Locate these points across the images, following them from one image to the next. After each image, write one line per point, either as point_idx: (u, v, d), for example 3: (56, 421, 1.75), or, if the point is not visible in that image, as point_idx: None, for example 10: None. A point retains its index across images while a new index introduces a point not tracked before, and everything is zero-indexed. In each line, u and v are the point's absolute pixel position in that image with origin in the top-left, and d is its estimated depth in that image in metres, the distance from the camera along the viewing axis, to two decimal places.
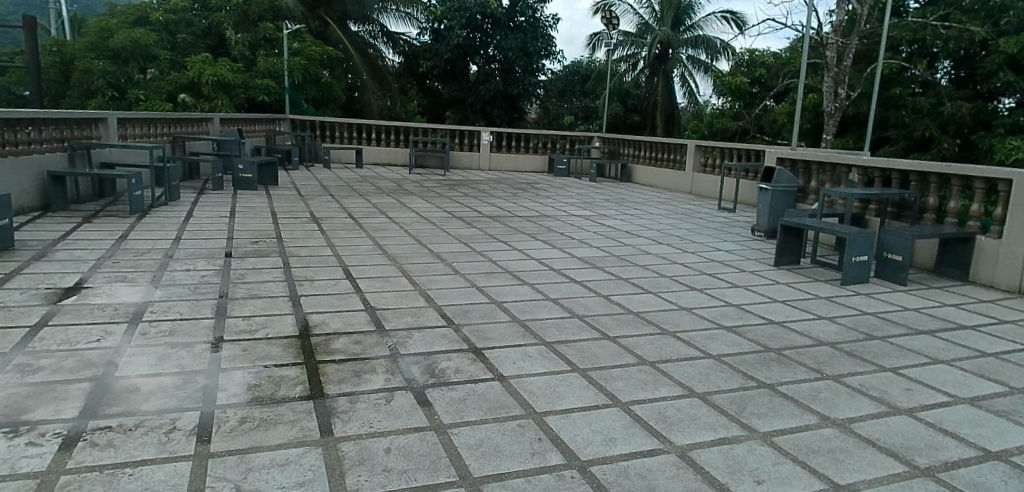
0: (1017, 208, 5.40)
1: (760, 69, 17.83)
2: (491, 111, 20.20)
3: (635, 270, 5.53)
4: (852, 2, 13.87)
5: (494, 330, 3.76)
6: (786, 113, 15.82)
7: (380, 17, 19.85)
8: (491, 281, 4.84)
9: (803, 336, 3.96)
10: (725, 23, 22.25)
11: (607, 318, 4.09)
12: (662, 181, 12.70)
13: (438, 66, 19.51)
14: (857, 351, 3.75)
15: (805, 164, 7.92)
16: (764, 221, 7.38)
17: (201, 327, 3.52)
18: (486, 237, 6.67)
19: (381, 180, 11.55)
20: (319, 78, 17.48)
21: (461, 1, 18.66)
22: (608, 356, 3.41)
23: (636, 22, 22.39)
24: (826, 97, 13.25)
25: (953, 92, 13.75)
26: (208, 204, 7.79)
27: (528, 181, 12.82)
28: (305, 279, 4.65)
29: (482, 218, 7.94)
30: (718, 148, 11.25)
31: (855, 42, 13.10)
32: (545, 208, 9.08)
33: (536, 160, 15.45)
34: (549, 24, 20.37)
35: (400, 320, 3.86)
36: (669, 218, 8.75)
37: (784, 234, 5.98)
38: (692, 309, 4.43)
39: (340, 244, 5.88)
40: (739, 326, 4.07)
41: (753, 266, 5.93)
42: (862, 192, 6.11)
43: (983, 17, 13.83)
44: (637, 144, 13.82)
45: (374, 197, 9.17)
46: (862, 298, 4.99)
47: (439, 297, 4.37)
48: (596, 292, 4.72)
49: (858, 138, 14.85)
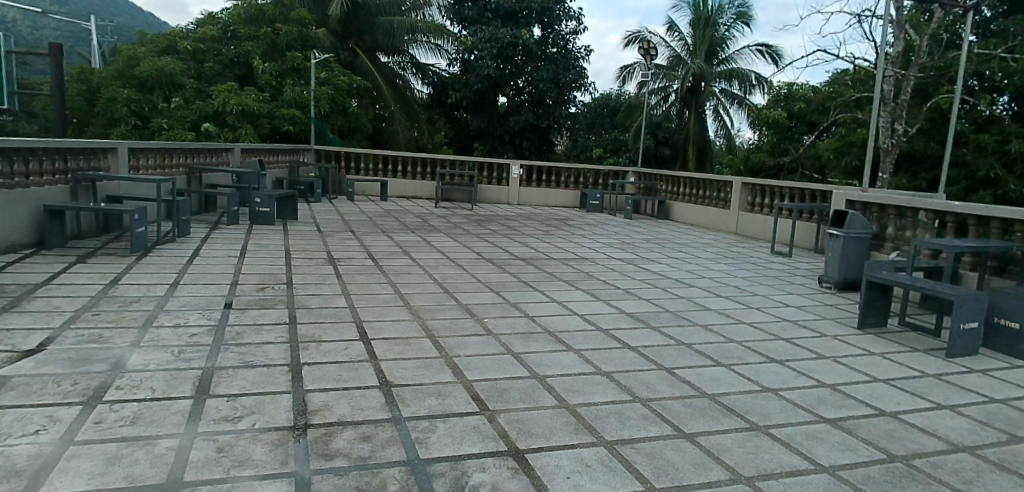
0: None
1: (800, 102, 16.92)
2: (519, 143, 19.67)
3: (698, 332, 4.69)
4: (910, 31, 12.89)
5: (539, 420, 2.99)
6: (832, 149, 14.81)
7: (410, 48, 19.48)
8: (530, 347, 4.06)
9: (932, 438, 3.12)
10: (760, 56, 21.54)
11: (677, 404, 3.29)
12: (704, 219, 11.83)
13: (467, 97, 19.01)
14: (1009, 462, 2.89)
15: (880, 207, 7.05)
16: (835, 272, 6.49)
17: (173, 413, 2.80)
18: (521, 285, 5.90)
19: (406, 214, 10.94)
20: (345, 108, 17.01)
21: (492, 31, 18.18)
22: (691, 468, 2.63)
23: (667, 56, 21.85)
24: (882, 133, 12.28)
25: (1018, 129, 12.50)
26: (218, 241, 7.18)
27: (559, 218, 12.08)
28: (312, 339, 3.93)
29: (514, 260, 7.20)
30: (768, 186, 10.34)
31: (914, 74, 12.06)
32: (582, 250, 8.28)
33: (567, 194, 14.73)
34: (581, 55, 19.88)
35: (422, 403, 3.10)
36: (719, 263, 7.91)
37: (868, 291, 5.09)
38: (780, 392, 3.59)
39: (357, 293, 5.17)
40: (847, 421, 3.25)
41: (835, 329, 5.06)
42: (962, 242, 5.18)
43: None
44: (676, 180, 13.01)
45: (397, 234, 8.52)
46: (980, 377, 4.10)
47: (469, 369, 3.60)
48: (657, 364, 3.91)
49: (913, 176, 13.75)
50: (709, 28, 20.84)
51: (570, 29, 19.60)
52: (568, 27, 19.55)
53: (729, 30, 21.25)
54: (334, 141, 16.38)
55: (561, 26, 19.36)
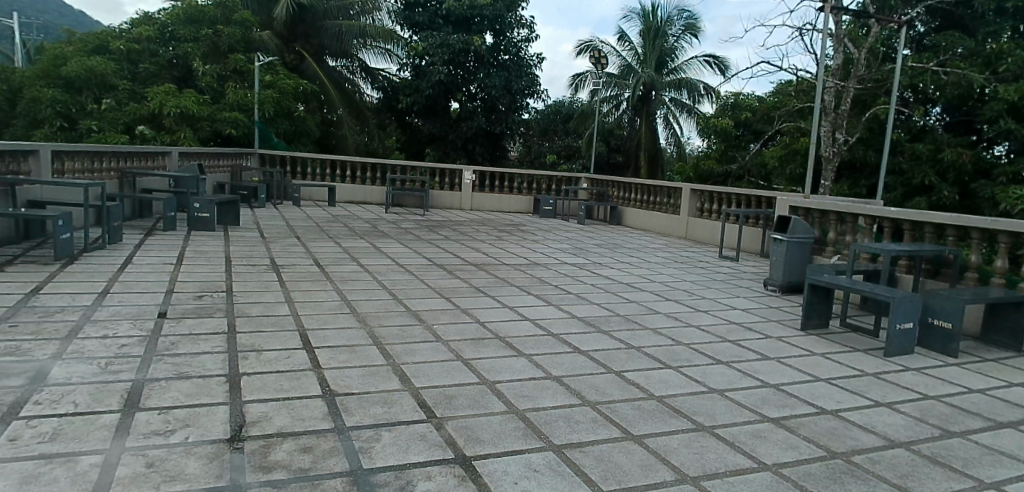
0: None
1: (746, 111, 17.38)
2: (472, 148, 19.59)
3: (647, 336, 4.74)
4: (848, 45, 13.33)
5: (487, 426, 2.95)
6: (776, 157, 15.25)
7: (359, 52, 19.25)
8: (480, 352, 4.02)
9: (870, 434, 3.22)
10: (708, 66, 22.08)
11: (626, 407, 3.30)
12: (655, 225, 12.02)
13: (418, 102, 18.84)
14: (942, 457, 3.00)
15: (822, 213, 7.30)
16: (780, 275, 6.67)
17: (98, 428, 2.65)
18: (472, 291, 5.85)
19: (355, 220, 10.73)
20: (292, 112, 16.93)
21: (444, 37, 18.10)
22: (638, 470, 2.63)
23: (618, 64, 22.13)
24: (823, 141, 12.70)
25: (951, 139, 12.97)
26: (154, 248, 6.89)
27: (512, 224, 12.07)
28: (253, 348, 3.80)
29: (466, 266, 7.14)
30: (716, 193, 10.57)
31: (853, 86, 12.51)
32: (533, 255, 8.29)
33: (520, 200, 14.77)
34: (534, 63, 19.90)
35: (367, 412, 3.01)
36: (669, 267, 8.04)
37: (811, 293, 5.23)
38: (726, 393, 3.65)
39: (302, 300, 5.04)
40: (790, 419, 3.32)
41: (779, 331, 5.19)
42: (899, 247, 5.37)
43: (982, 64, 12.56)
44: (628, 186, 13.19)
45: (344, 240, 8.35)
46: (915, 375, 4.26)
47: (417, 376, 3.53)
48: (607, 368, 3.92)
49: (854, 183, 14.28)
50: (659, 39, 21.28)
51: (523, 37, 19.61)
52: (520, 34, 19.54)
53: (679, 41, 21.70)
54: (279, 146, 15.99)
55: (513, 34, 19.34)
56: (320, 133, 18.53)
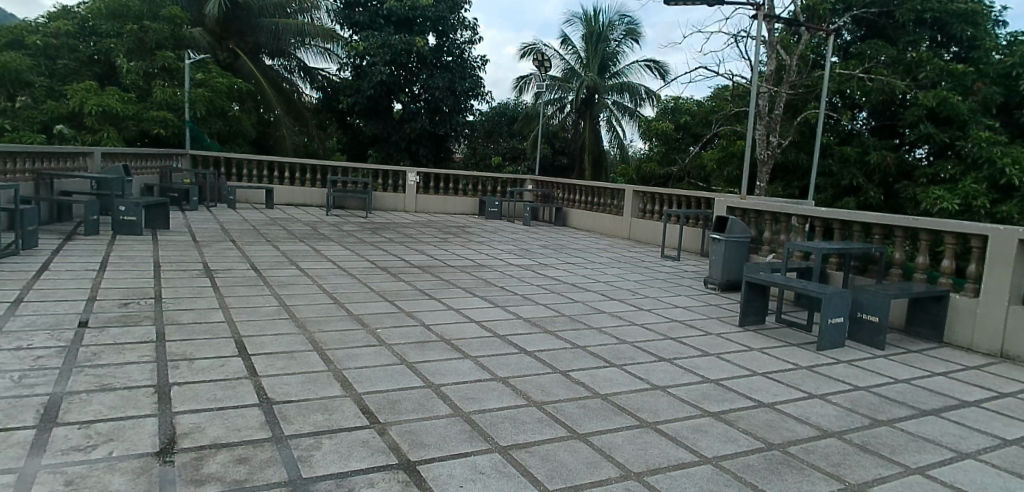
0: (992, 267, 4.99)
1: (686, 115, 17.86)
2: (416, 150, 19.39)
3: (592, 335, 4.78)
4: (780, 52, 13.85)
5: (432, 430, 2.90)
6: (715, 159, 15.72)
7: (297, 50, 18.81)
8: (425, 355, 3.97)
9: (804, 425, 3.34)
10: (649, 71, 22.61)
11: (572, 406, 3.32)
12: (600, 226, 12.18)
13: (359, 102, 18.50)
14: (870, 444, 3.15)
15: (757, 213, 7.57)
16: (718, 273, 6.87)
17: (11, 446, 2.46)
18: (417, 293, 5.77)
19: (294, 223, 10.44)
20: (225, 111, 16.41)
21: (386, 37, 17.88)
22: (583, 467, 2.64)
23: (561, 67, 22.36)
24: (758, 144, 13.15)
25: (877, 143, 13.63)
26: (74, 254, 6.51)
27: (458, 225, 12.00)
28: (184, 357, 3.63)
29: (410, 268, 7.05)
30: (657, 194, 10.80)
31: (785, 91, 13.02)
32: (479, 257, 8.26)
33: (466, 202, 14.71)
34: (478, 65, 19.87)
35: (306, 419, 2.92)
36: (613, 267, 8.16)
37: (748, 291, 5.41)
38: (668, 389, 3.72)
39: (237, 306, 4.85)
40: (729, 413, 3.41)
41: (718, 328, 5.34)
42: (829, 245, 5.60)
43: (903, 72, 13.32)
44: (572, 187, 13.34)
45: (283, 243, 8.11)
46: (845, 367, 4.46)
47: (360, 381, 3.45)
48: (553, 367, 3.93)
49: (787, 184, 14.87)
50: (601, 43, 21.64)
51: (466, 39, 19.55)
52: (463, 36, 19.47)
53: (620, 45, 22.12)
54: (211, 146, 15.40)
55: (456, 35, 19.26)
56: (256, 133, 17.96)
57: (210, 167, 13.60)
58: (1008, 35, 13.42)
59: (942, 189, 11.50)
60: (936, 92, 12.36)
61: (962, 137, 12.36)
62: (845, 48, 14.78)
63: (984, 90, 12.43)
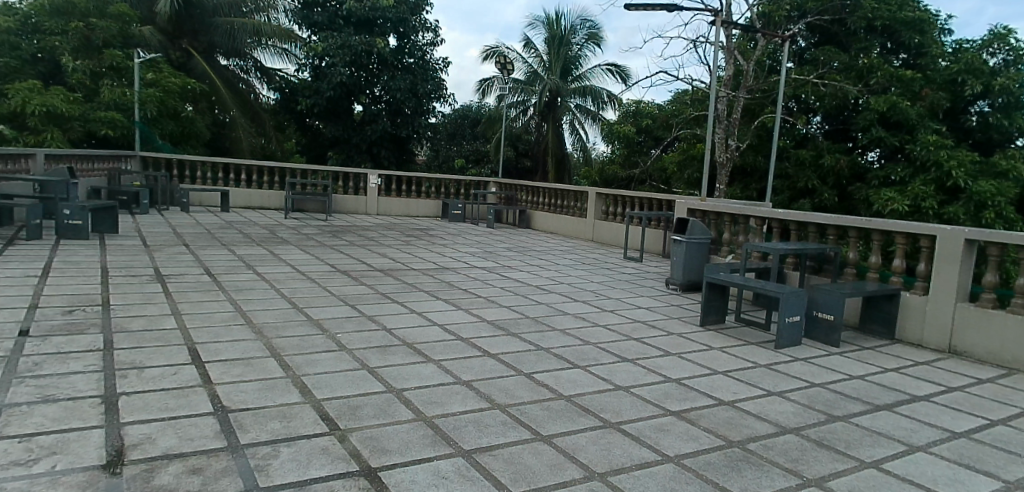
0: (941, 266, 5.17)
1: (647, 119, 18.12)
2: (377, 152, 19.18)
3: (556, 337, 4.79)
4: (737, 57, 14.15)
5: (394, 435, 2.85)
6: (675, 162, 15.97)
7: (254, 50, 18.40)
8: (387, 360, 3.91)
9: (763, 421, 3.41)
10: (610, 75, 22.86)
11: (535, 408, 3.31)
12: (563, 228, 12.23)
13: (318, 104, 18.19)
14: (826, 439, 3.22)
15: (717, 215, 7.71)
16: (680, 274, 6.97)
17: None
18: (379, 297, 5.69)
19: (251, 226, 10.19)
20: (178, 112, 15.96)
21: (345, 38, 17.65)
22: (547, 469, 2.63)
23: (524, 71, 22.43)
24: (717, 148, 13.39)
25: (830, 146, 13.99)
26: (15, 260, 6.22)
27: (420, 228, 11.90)
28: (134, 365, 3.50)
29: (372, 272, 6.95)
30: (620, 196, 10.90)
31: (742, 96, 13.30)
32: (442, 259, 8.20)
33: (429, 204, 14.62)
34: (440, 67, 19.78)
35: (264, 427, 2.84)
36: (576, 269, 8.19)
37: (708, 291, 5.50)
38: (631, 389, 3.74)
39: (190, 312, 4.70)
40: (690, 412, 3.45)
41: (680, 328, 5.40)
42: (786, 246, 5.73)
43: (854, 77, 13.77)
44: (536, 190, 13.38)
45: (240, 247, 7.91)
46: (802, 365, 4.56)
47: (320, 387, 3.38)
48: (517, 370, 3.92)
49: (746, 187, 15.18)
50: (563, 47, 21.81)
51: (427, 41, 19.44)
52: (424, 38, 19.34)
53: (582, 49, 22.31)
54: (163, 148, 14.94)
55: (417, 37, 19.12)
56: (210, 134, 17.50)
57: (162, 169, 13.18)
58: (953, 43, 13.99)
59: (893, 191, 11.90)
60: (887, 97, 12.79)
61: (911, 141, 12.83)
62: (798, 55, 15.18)
63: (931, 95, 12.93)
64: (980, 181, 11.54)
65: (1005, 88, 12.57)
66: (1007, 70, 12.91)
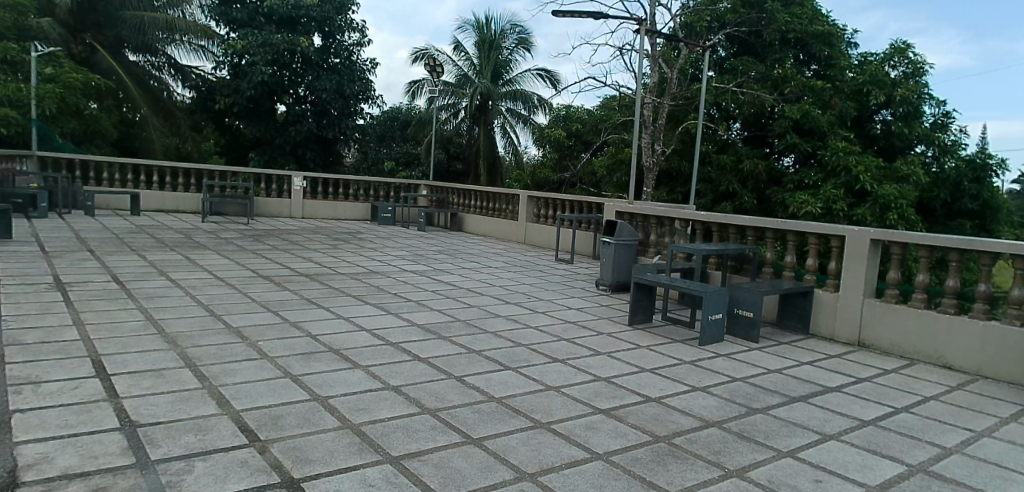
0: (851, 264, 5.49)
1: (577, 123, 18.43)
2: (302, 153, 18.68)
3: (487, 339, 4.77)
4: (661, 65, 14.58)
5: (318, 445, 2.75)
6: (605, 166, 16.31)
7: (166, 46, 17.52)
8: (312, 367, 3.78)
9: (687, 416, 3.51)
10: (540, 79, 23.14)
11: (466, 411, 3.28)
12: (495, 231, 12.25)
13: (238, 103, 17.46)
14: (746, 431, 3.35)
15: (644, 217, 7.93)
16: (609, 275, 7.11)
17: None
18: (304, 303, 5.50)
19: (165, 230, 9.66)
20: (81, 109, 14.94)
21: (266, 36, 17.06)
22: (477, 472, 2.61)
23: (454, 73, 22.38)
24: (644, 152, 13.74)
25: (749, 151, 14.64)
26: None
27: (349, 232, 11.62)
28: (28, 381, 3.22)
29: (297, 277, 6.72)
30: (550, 199, 11.01)
31: (667, 102, 13.72)
32: (371, 263, 8.04)
33: (357, 207, 14.34)
34: (368, 68, 19.42)
35: (177, 441, 2.68)
36: (508, 271, 8.22)
37: (636, 291, 5.63)
38: (562, 389, 3.77)
39: (95, 322, 4.39)
40: (618, 409, 3.51)
41: (609, 327, 5.51)
42: (709, 246, 5.95)
43: (770, 86, 14.52)
44: (467, 193, 13.36)
45: (152, 253, 7.47)
46: (725, 360, 4.73)
47: (239, 397, 3.22)
48: (447, 373, 3.88)
49: (671, 190, 15.68)
50: (493, 51, 21.90)
51: (354, 41, 19.06)
52: (351, 38, 18.96)
53: (512, 53, 22.46)
54: (63, 147, 13.98)
55: (343, 37, 18.73)
56: (118, 133, 16.50)
57: (63, 170, 12.30)
58: (859, 55, 14.94)
59: (807, 194, 12.59)
60: (799, 106, 13.51)
61: (823, 147, 13.60)
62: (719, 64, 15.84)
63: (840, 105, 13.77)
64: (884, 185, 12.38)
65: (904, 98, 13.53)
66: (905, 81, 13.92)
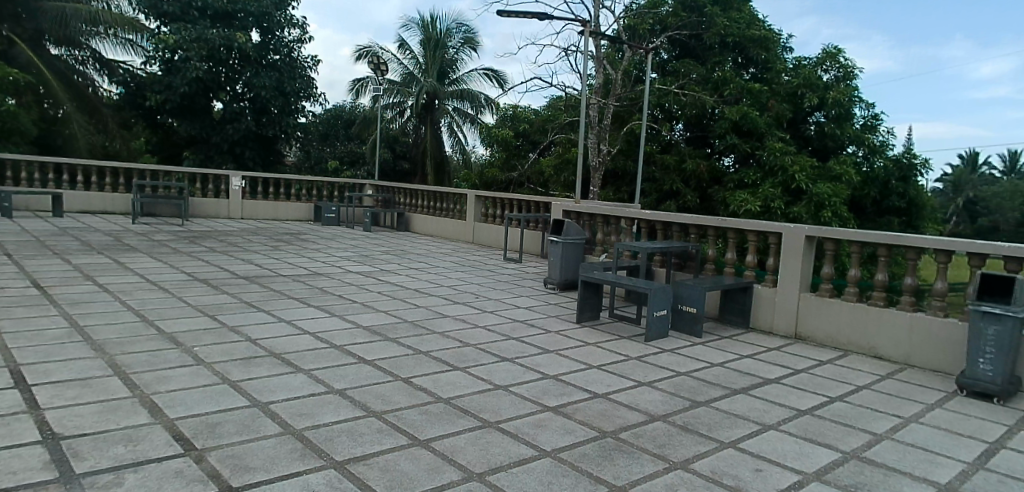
0: (787, 261, 5.69)
1: (524, 123, 18.47)
2: (240, 152, 18.11)
3: (435, 340, 4.72)
4: (606, 66, 14.77)
5: (258, 452, 2.66)
6: (552, 166, 16.42)
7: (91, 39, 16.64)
8: (252, 372, 3.65)
9: (633, 411, 3.56)
10: (487, 79, 23.12)
11: (413, 413, 3.24)
12: (443, 231, 12.18)
13: (171, 100, 16.73)
14: (690, 424, 3.43)
15: (591, 216, 8.03)
16: (557, 274, 7.16)
17: None
18: (244, 306, 5.32)
19: (92, 233, 9.17)
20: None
21: (200, 31, 16.43)
22: (424, 474, 2.57)
23: (399, 72, 22.12)
24: (590, 152, 13.90)
25: (692, 151, 15.02)
26: None
27: (291, 233, 11.32)
28: None
29: (237, 279, 6.49)
30: (498, 199, 11.01)
31: (612, 103, 13.90)
32: (314, 265, 7.84)
33: (298, 207, 14.05)
34: (309, 65, 18.96)
35: (105, 453, 2.54)
36: (456, 271, 8.17)
37: (583, 289, 5.69)
38: (510, 388, 3.76)
39: (13, 330, 4.12)
40: (566, 406, 3.54)
41: (557, 325, 5.54)
42: (654, 244, 6.06)
43: (711, 88, 14.96)
44: (414, 192, 13.23)
45: (78, 257, 7.07)
46: (670, 355, 4.83)
47: (173, 405, 3.08)
48: (394, 375, 3.82)
49: (618, 189, 15.92)
50: (439, 50, 21.75)
51: (295, 37, 18.58)
52: (291, 34, 18.50)
53: (458, 53, 22.36)
54: None
55: (283, 33, 18.23)
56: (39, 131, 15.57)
57: None
58: (793, 59, 15.54)
59: (747, 193, 13.01)
60: (738, 108, 13.93)
61: (761, 148, 14.07)
62: (662, 66, 16.17)
63: (776, 107, 14.27)
64: (818, 184, 12.91)
65: (836, 101, 14.15)
66: (836, 85, 14.55)
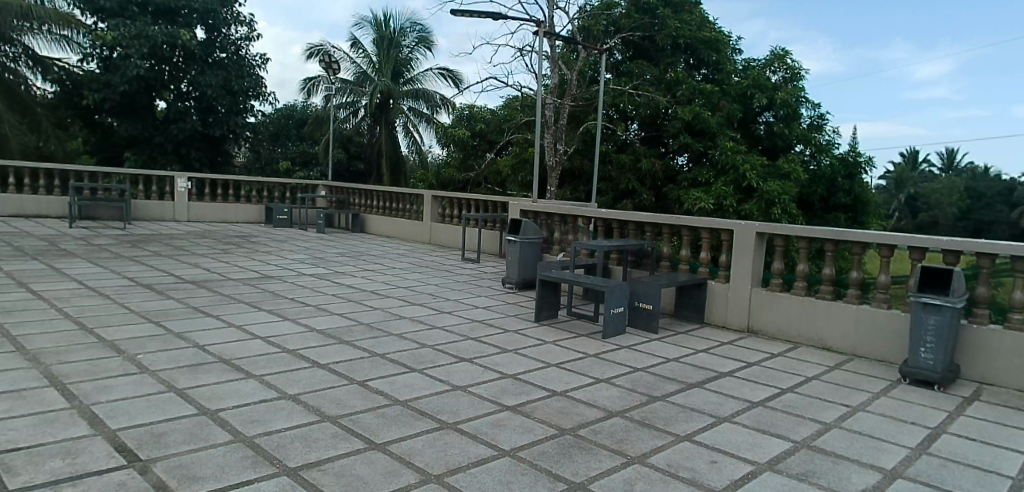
0: (739, 257, 5.83)
1: (481, 123, 18.43)
2: (186, 153, 17.59)
3: (391, 342, 4.65)
4: (560, 66, 14.87)
5: (207, 461, 2.57)
6: (509, 165, 16.44)
7: (23, 36, 15.85)
8: (200, 379, 3.53)
9: (592, 407, 3.58)
10: (443, 79, 22.98)
11: (369, 416, 3.18)
12: (399, 231, 12.05)
13: (110, 99, 16.06)
14: (647, 418, 3.47)
15: (548, 216, 8.06)
16: (515, 273, 7.16)
17: None
18: (192, 312, 5.14)
19: (26, 238, 8.73)
20: None
21: (140, 27, 15.84)
22: (380, 478, 2.52)
23: (353, 71, 21.81)
24: (546, 152, 13.97)
25: (647, 150, 15.25)
26: None
27: (242, 235, 11.01)
28: None
29: (184, 284, 6.28)
30: (455, 199, 10.96)
31: (568, 102, 13.99)
32: (266, 268, 7.65)
33: (249, 209, 13.66)
34: (258, 64, 18.49)
35: (40, 468, 2.41)
36: (413, 272, 8.09)
37: (542, 287, 5.70)
38: (468, 388, 3.74)
39: None
40: (525, 404, 3.53)
41: (515, 324, 5.54)
42: (610, 242, 6.12)
43: (664, 89, 15.23)
44: (369, 193, 13.05)
45: (10, 263, 6.72)
46: (627, 352, 4.89)
47: (115, 416, 2.95)
48: (350, 378, 3.75)
49: (574, 188, 16.05)
50: (393, 49, 21.51)
51: (242, 35, 18.11)
52: (238, 32, 18.06)
53: (413, 52, 22.16)
54: None
55: (230, 30, 17.76)
56: None
57: None
58: (742, 61, 15.93)
59: (699, 191, 13.30)
60: (691, 108, 14.22)
61: (713, 147, 14.37)
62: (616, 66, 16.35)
63: (727, 107, 14.61)
64: (768, 182, 13.27)
65: (784, 101, 14.57)
66: (783, 86, 14.98)
